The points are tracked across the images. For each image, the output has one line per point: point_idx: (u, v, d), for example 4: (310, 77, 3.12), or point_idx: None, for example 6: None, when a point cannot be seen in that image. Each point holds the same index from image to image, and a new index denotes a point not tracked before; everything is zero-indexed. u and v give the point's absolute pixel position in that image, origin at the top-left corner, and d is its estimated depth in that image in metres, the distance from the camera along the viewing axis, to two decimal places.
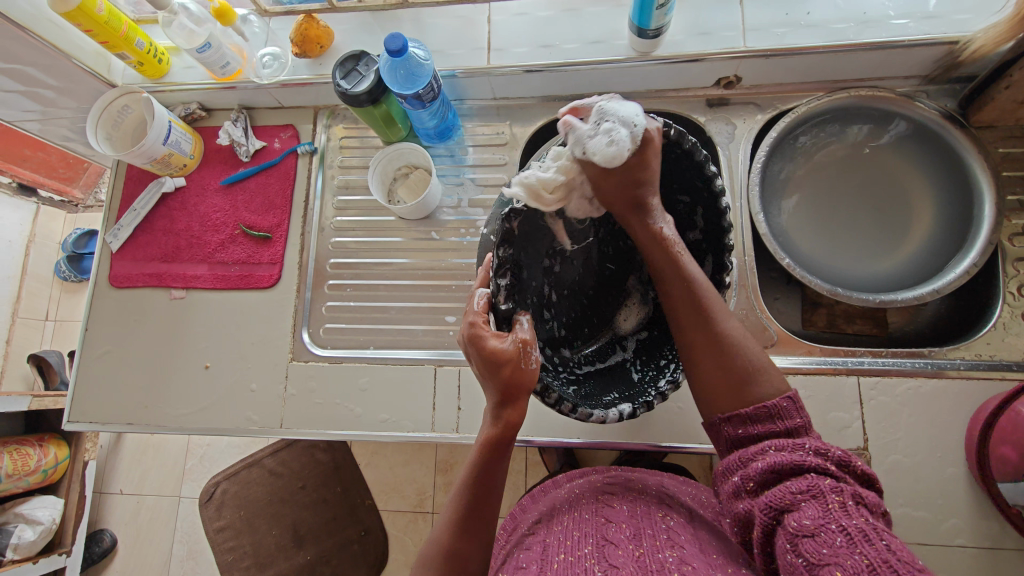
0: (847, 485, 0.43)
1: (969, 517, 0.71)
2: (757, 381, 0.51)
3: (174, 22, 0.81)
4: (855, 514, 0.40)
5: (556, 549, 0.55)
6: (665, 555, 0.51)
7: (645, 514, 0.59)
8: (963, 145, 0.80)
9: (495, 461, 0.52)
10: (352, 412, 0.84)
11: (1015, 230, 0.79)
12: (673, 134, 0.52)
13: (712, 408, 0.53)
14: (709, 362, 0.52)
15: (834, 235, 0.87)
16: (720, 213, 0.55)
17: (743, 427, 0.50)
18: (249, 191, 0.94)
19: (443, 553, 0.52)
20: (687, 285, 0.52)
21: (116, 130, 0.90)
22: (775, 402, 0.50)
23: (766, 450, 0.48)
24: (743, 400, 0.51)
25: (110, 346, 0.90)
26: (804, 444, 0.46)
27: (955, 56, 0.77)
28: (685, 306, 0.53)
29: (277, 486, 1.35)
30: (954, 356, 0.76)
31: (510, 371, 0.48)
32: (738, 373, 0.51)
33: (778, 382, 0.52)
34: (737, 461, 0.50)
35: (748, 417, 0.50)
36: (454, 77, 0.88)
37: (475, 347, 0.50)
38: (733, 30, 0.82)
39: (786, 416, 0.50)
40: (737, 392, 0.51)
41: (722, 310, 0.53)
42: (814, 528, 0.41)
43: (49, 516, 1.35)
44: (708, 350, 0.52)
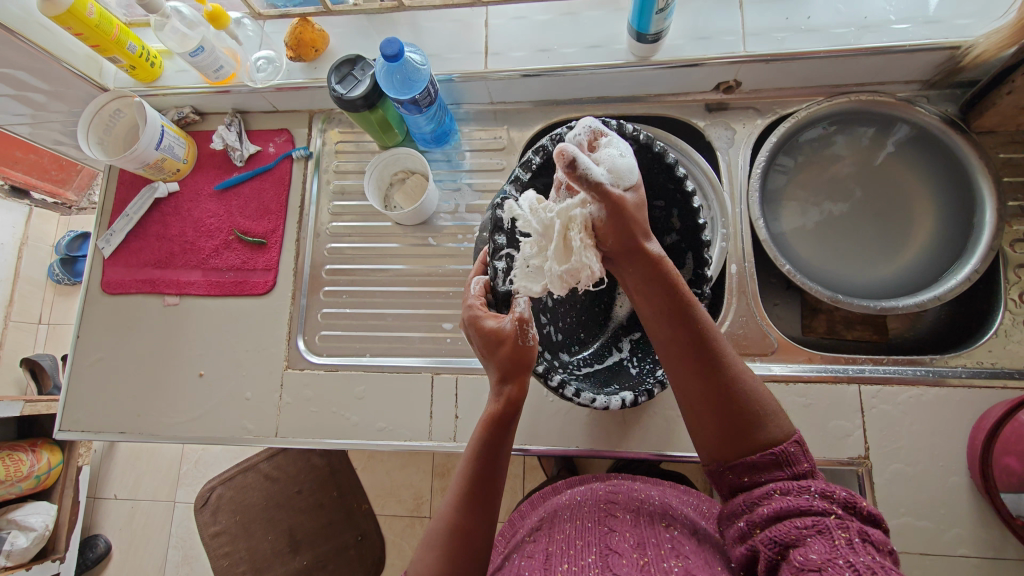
0: (853, 523, 0.42)
1: (971, 527, 0.70)
2: (764, 425, 0.50)
3: (166, 26, 0.79)
4: (863, 552, 0.39)
5: (559, 558, 0.54)
6: (670, 564, 0.50)
7: (649, 524, 0.58)
8: (966, 152, 0.79)
9: (500, 437, 0.51)
10: (348, 421, 0.83)
11: (1016, 237, 0.78)
12: (644, 139, 0.62)
13: (718, 455, 0.51)
14: (711, 410, 0.51)
15: (835, 242, 0.87)
16: (694, 211, 0.64)
17: (747, 476, 0.49)
18: (243, 196, 0.92)
19: (446, 533, 0.50)
20: (695, 329, 0.52)
21: (108, 135, 0.88)
22: (782, 446, 0.49)
23: (770, 495, 0.46)
24: (747, 446, 0.50)
25: (102, 354, 0.89)
26: (809, 486, 0.45)
27: (957, 61, 0.77)
28: (689, 349, 0.52)
29: (272, 492, 1.29)
30: (955, 364, 0.75)
31: (508, 348, 0.52)
32: (745, 418, 0.50)
33: (782, 428, 0.50)
34: (742, 504, 0.48)
35: (751, 465, 0.49)
36: (451, 82, 0.86)
37: (477, 329, 0.55)
38: (733, 34, 0.81)
39: (793, 462, 0.48)
40: (740, 438, 0.50)
41: (734, 357, 0.53)
42: (820, 563, 0.39)
43: (42, 522, 1.33)
44: (711, 398, 0.51)
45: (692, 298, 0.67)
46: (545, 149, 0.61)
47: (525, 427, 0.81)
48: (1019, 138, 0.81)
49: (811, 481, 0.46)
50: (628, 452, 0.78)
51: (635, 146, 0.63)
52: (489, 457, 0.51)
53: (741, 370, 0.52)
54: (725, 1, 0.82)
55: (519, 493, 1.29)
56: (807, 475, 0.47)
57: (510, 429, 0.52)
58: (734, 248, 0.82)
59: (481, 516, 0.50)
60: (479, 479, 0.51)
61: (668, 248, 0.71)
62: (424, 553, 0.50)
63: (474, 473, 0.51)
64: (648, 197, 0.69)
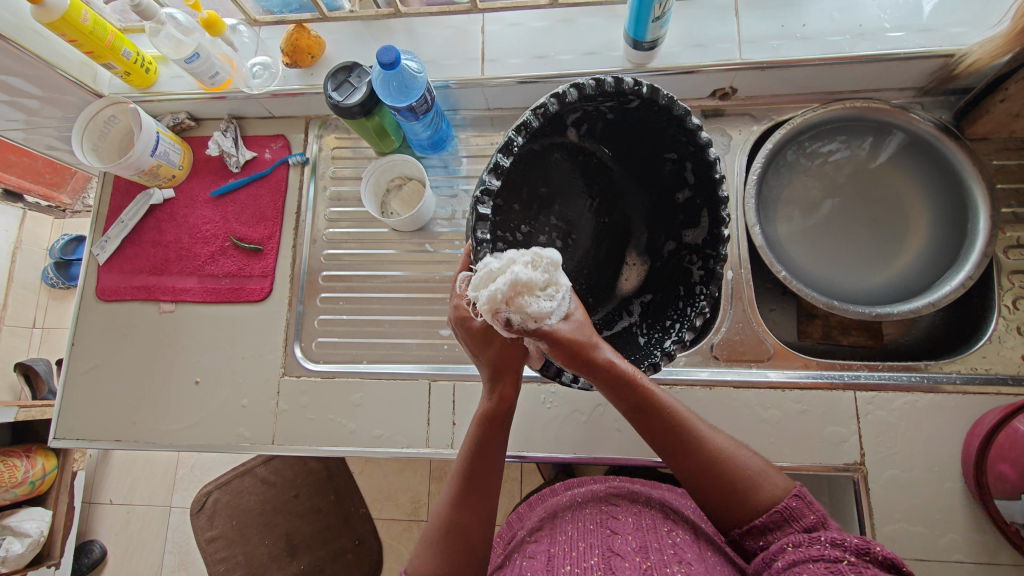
0: (867, 570, 0.41)
1: (966, 532, 0.71)
2: (761, 484, 0.50)
3: (161, 32, 0.79)
4: None
5: (560, 560, 0.54)
6: (672, 568, 0.50)
7: (651, 528, 0.58)
8: (959, 158, 0.80)
9: (495, 434, 0.51)
10: (346, 428, 0.82)
11: (1009, 243, 0.79)
12: (648, 91, 0.50)
13: (731, 522, 0.50)
14: (710, 485, 0.50)
15: (830, 246, 0.87)
16: (709, 164, 0.53)
17: (762, 539, 0.49)
18: (239, 203, 0.92)
19: (443, 528, 0.50)
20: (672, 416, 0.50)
21: (103, 141, 0.88)
22: (784, 503, 0.48)
23: (784, 548, 0.46)
24: (751, 510, 0.49)
25: (97, 361, 0.89)
26: (820, 537, 0.45)
27: (950, 69, 0.77)
28: (663, 437, 0.50)
29: (268, 496, 1.30)
30: (950, 369, 0.76)
31: (499, 345, 0.48)
32: (738, 485, 0.50)
33: (783, 481, 0.51)
34: (761, 563, 0.47)
35: (764, 526, 0.48)
36: (448, 88, 0.87)
37: (465, 328, 0.51)
38: (729, 42, 0.81)
39: (799, 516, 0.48)
40: (743, 503, 0.49)
41: (705, 427, 0.52)
42: None
43: (37, 528, 1.32)
44: (707, 473, 0.50)
45: (707, 262, 0.56)
46: (528, 125, 0.48)
47: (523, 434, 0.81)
48: (1012, 145, 0.82)
49: (823, 532, 0.46)
50: (626, 458, 0.79)
51: (637, 99, 0.53)
52: (482, 454, 0.51)
53: (719, 439, 0.51)
54: (721, 9, 0.82)
55: (516, 497, 1.29)
56: (818, 527, 0.47)
57: (504, 427, 0.52)
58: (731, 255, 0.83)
59: (475, 512, 0.50)
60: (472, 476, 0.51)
61: (681, 207, 0.61)
62: (425, 552, 0.50)
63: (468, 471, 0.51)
64: (658, 150, 0.59)
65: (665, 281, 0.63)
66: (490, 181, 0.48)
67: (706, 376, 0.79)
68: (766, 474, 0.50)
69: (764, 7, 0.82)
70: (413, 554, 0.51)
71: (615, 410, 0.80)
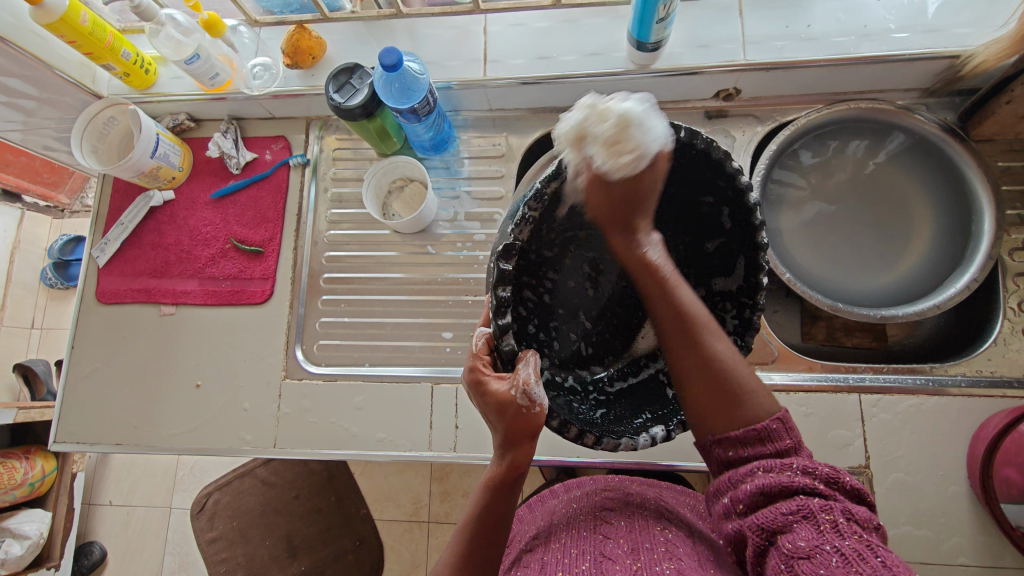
0: (837, 503, 0.41)
1: (971, 536, 0.70)
2: (747, 399, 0.47)
3: (160, 33, 0.78)
4: (849, 535, 0.39)
5: (553, 567, 0.54)
6: (663, 567, 0.51)
7: (643, 528, 0.58)
8: (965, 160, 0.79)
9: (503, 498, 0.49)
10: (347, 432, 0.82)
11: (1015, 245, 0.79)
12: (684, 135, 0.48)
13: (704, 428, 0.48)
14: (701, 386, 0.47)
15: (840, 251, 0.86)
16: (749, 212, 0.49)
17: (733, 450, 0.47)
18: (240, 204, 0.91)
19: None
20: (678, 309, 0.49)
21: (102, 143, 0.87)
22: (764, 423, 0.46)
23: (754, 471, 0.45)
24: (733, 421, 0.47)
25: (98, 364, 0.88)
26: (791, 463, 0.44)
27: (956, 70, 0.77)
28: (673, 332, 0.49)
29: (269, 496, 1.29)
30: (955, 372, 0.75)
31: (510, 417, 0.45)
32: (728, 394, 0.47)
33: (769, 401, 0.48)
34: (726, 482, 0.47)
35: (738, 440, 0.46)
36: (450, 89, 0.86)
37: (479, 391, 0.47)
38: (733, 43, 0.81)
39: (776, 439, 0.46)
40: (726, 413, 0.47)
41: (714, 330, 0.49)
42: (809, 550, 0.39)
43: (37, 530, 1.31)
44: (700, 372, 0.47)
45: (743, 311, 0.53)
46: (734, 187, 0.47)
47: None
48: (1017, 146, 0.81)
49: (793, 457, 0.45)
50: (628, 462, 0.78)
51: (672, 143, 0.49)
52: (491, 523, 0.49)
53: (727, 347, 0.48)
54: (725, 9, 0.82)
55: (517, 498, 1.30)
56: (790, 449, 0.45)
57: (515, 489, 0.49)
58: None
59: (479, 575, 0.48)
60: (475, 545, 0.49)
61: (712, 255, 0.58)
62: None
63: (471, 539, 0.49)
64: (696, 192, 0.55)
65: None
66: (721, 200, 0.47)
67: None
68: (755, 397, 0.47)
69: (769, 7, 0.81)
70: None
71: None
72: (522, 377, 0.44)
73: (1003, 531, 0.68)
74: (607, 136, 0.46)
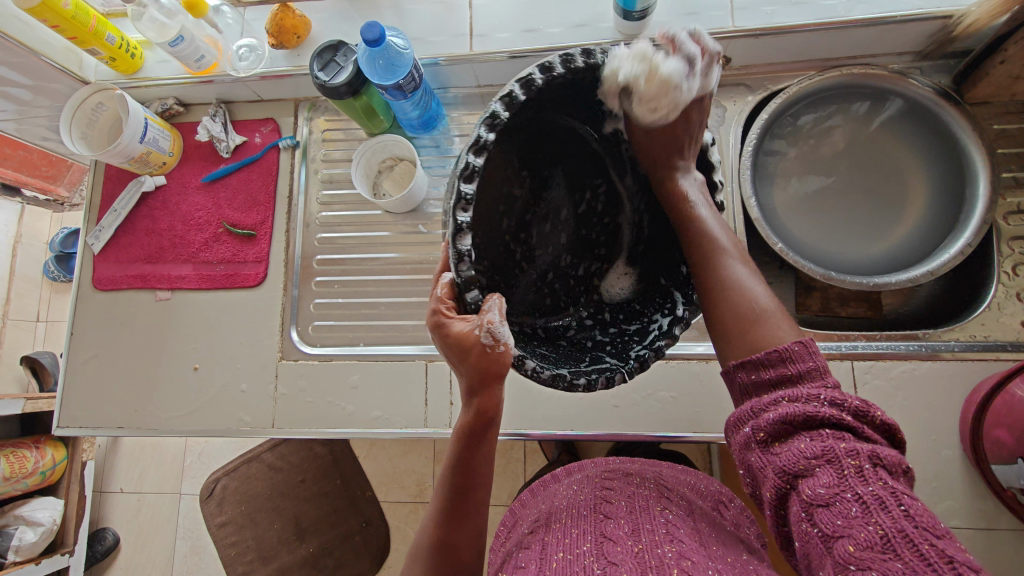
0: (864, 446, 0.40)
1: (964, 499, 0.71)
2: (766, 325, 0.50)
3: (144, 15, 0.77)
4: (871, 479, 0.39)
5: (554, 547, 0.55)
6: (664, 549, 0.52)
7: (644, 509, 0.59)
8: (958, 122, 0.78)
9: (477, 442, 0.51)
10: (344, 410, 0.83)
11: (1010, 209, 0.78)
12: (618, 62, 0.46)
13: (730, 354, 0.51)
14: (723, 310, 0.51)
15: (832, 221, 0.86)
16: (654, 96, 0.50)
17: (755, 373, 0.48)
18: (230, 188, 0.91)
19: (432, 542, 0.53)
20: (702, 233, 0.53)
21: (91, 129, 0.87)
22: (786, 345, 0.47)
23: (778, 402, 0.45)
24: (754, 346, 0.49)
25: (97, 350, 0.89)
26: (819, 394, 0.43)
27: (949, 31, 0.76)
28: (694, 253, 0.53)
29: (277, 480, 1.28)
30: (948, 338, 0.76)
31: (474, 357, 0.45)
32: (749, 319, 0.50)
33: (790, 331, 0.49)
34: (748, 411, 0.47)
35: (759, 362, 0.48)
36: (437, 65, 0.85)
37: (441, 334, 0.46)
38: (722, 9, 0.79)
39: (797, 360, 0.46)
40: (746, 339, 0.50)
41: (733, 259, 0.52)
42: (828, 497, 0.39)
43: (50, 517, 1.34)
44: (722, 298, 0.51)
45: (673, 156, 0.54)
46: (513, 97, 0.40)
47: (522, 411, 0.81)
48: (1013, 109, 0.80)
49: (820, 389, 0.44)
50: (623, 433, 0.79)
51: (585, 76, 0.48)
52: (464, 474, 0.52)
53: (742, 272, 0.52)
54: None
55: (520, 478, 1.31)
56: (814, 372, 0.45)
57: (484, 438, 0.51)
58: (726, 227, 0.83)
59: (454, 529, 0.53)
60: (453, 499, 0.52)
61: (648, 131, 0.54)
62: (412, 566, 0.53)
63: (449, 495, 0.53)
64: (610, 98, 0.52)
65: (571, 94, 0.49)
66: (497, 109, 0.40)
67: (702, 350, 0.81)
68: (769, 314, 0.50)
69: None
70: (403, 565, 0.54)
71: (612, 385, 0.80)
72: (486, 319, 0.43)
73: (996, 492, 0.69)
74: (663, 84, 0.49)
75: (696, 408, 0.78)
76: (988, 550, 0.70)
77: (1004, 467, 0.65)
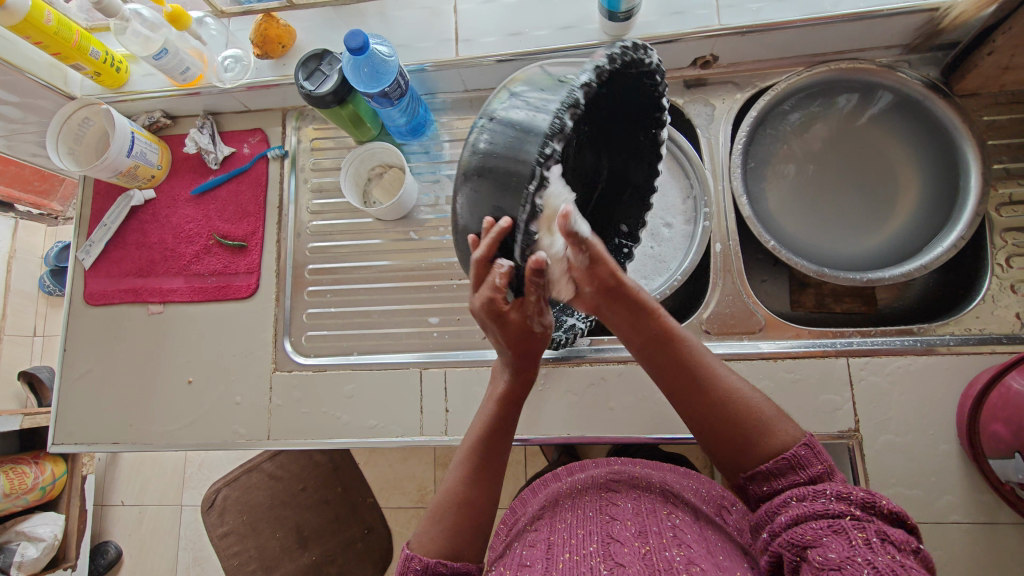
0: (871, 524, 0.41)
1: (963, 494, 0.70)
2: (769, 433, 0.50)
3: (127, 29, 0.78)
4: (881, 551, 0.39)
5: (560, 548, 0.54)
6: (672, 553, 0.50)
7: (651, 512, 0.58)
8: (948, 115, 0.78)
9: (510, 412, 0.59)
10: (339, 420, 0.82)
11: (1001, 201, 0.78)
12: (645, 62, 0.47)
13: (739, 470, 0.52)
14: (714, 426, 0.52)
15: (823, 218, 0.86)
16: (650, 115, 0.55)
17: (766, 484, 0.49)
18: (220, 200, 0.91)
19: (454, 501, 0.55)
20: (688, 352, 0.54)
21: (79, 145, 0.87)
22: (793, 450, 0.49)
23: (788, 502, 0.46)
24: (762, 455, 0.50)
25: (91, 366, 0.89)
26: (825, 489, 0.45)
27: (936, 24, 0.75)
28: (683, 373, 0.53)
29: (276, 490, 1.21)
30: (944, 332, 0.75)
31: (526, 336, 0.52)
32: (741, 429, 0.51)
33: (792, 430, 0.51)
34: (764, 516, 0.48)
35: (768, 473, 0.49)
36: (423, 71, 0.85)
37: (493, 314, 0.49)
38: (707, 8, 0.79)
39: (806, 464, 0.48)
40: (744, 451, 0.51)
41: (722, 372, 0.54)
42: (839, 562, 0.39)
43: (51, 532, 1.33)
44: (713, 416, 0.52)
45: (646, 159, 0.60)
46: (589, 86, 0.42)
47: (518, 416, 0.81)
48: (1002, 99, 0.80)
49: (826, 485, 0.46)
50: (620, 436, 0.78)
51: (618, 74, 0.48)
52: (495, 436, 0.58)
53: (734, 382, 0.53)
54: None
55: (521, 481, 1.30)
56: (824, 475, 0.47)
57: (517, 405, 0.59)
58: (718, 227, 0.82)
59: (482, 491, 0.56)
60: (484, 463, 0.57)
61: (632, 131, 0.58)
62: (433, 519, 0.54)
63: (479, 456, 0.57)
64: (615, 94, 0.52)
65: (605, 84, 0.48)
66: (579, 97, 0.41)
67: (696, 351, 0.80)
68: (775, 423, 0.51)
69: None
70: (412, 539, 0.54)
71: (609, 388, 0.80)
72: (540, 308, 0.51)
73: (994, 487, 0.68)
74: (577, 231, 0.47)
75: None
76: (989, 544, 0.69)
77: (1002, 461, 0.64)
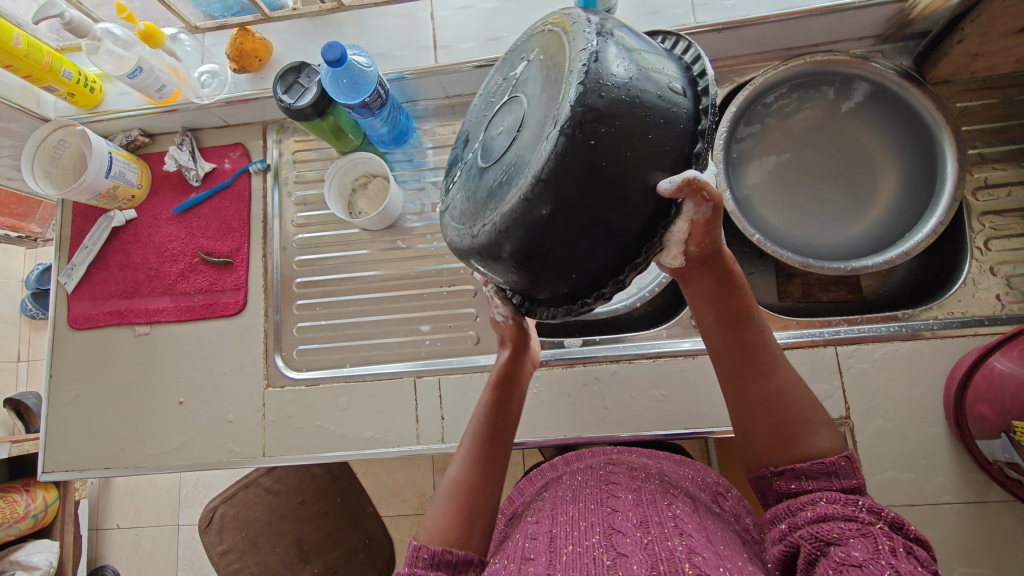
0: (899, 537, 0.42)
1: (954, 474, 0.72)
2: (806, 436, 0.51)
3: (99, 49, 0.76)
4: (905, 560, 0.39)
5: (564, 541, 0.53)
6: (673, 542, 0.51)
7: (651, 502, 0.58)
8: (922, 103, 0.79)
9: (506, 389, 0.64)
10: (334, 433, 0.82)
11: (978, 184, 0.80)
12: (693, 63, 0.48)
13: (766, 463, 0.52)
14: (761, 414, 0.53)
15: (805, 208, 0.87)
16: None
17: (796, 482, 0.49)
18: (203, 217, 0.90)
19: (461, 482, 0.57)
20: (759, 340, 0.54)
21: (55, 167, 0.85)
22: (831, 459, 0.48)
23: (816, 501, 0.46)
24: (795, 455, 0.50)
25: (79, 392, 0.87)
26: (858, 500, 0.45)
27: (906, 14, 0.76)
28: (747, 356, 0.54)
29: (274, 505, 1.19)
30: (928, 316, 0.76)
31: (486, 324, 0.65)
32: (789, 426, 0.51)
33: (831, 441, 0.50)
34: (785, 509, 0.48)
35: (801, 472, 0.49)
36: (403, 79, 0.85)
37: None
38: (683, 7, 0.80)
39: (844, 475, 0.48)
40: (782, 450, 0.51)
41: (785, 371, 0.54)
42: (862, 559, 0.40)
43: (47, 560, 1.30)
44: (764, 403, 0.53)
45: None
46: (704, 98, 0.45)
47: None
48: (974, 86, 0.82)
49: (858, 497, 0.46)
50: (616, 435, 0.79)
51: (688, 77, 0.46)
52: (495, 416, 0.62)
53: (788, 379, 0.53)
54: None
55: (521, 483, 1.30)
56: (857, 488, 0.47)
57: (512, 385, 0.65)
58: None
59: (487, 468, 0.59)
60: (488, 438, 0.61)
61: None
62: (437, 502, 0.57)
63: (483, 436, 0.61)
64: None
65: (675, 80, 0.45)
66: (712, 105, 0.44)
67: (688, 346, 0.80)
68: (828, 427, 0.51)
69: None
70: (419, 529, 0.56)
71: (603, 389, 0.80)
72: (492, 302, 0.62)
73: (983, 467, 0.70)
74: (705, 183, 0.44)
75: (687, 404, 0.78)
76: (980, 522, 0.71)
77: (989, 440, 0.66)
